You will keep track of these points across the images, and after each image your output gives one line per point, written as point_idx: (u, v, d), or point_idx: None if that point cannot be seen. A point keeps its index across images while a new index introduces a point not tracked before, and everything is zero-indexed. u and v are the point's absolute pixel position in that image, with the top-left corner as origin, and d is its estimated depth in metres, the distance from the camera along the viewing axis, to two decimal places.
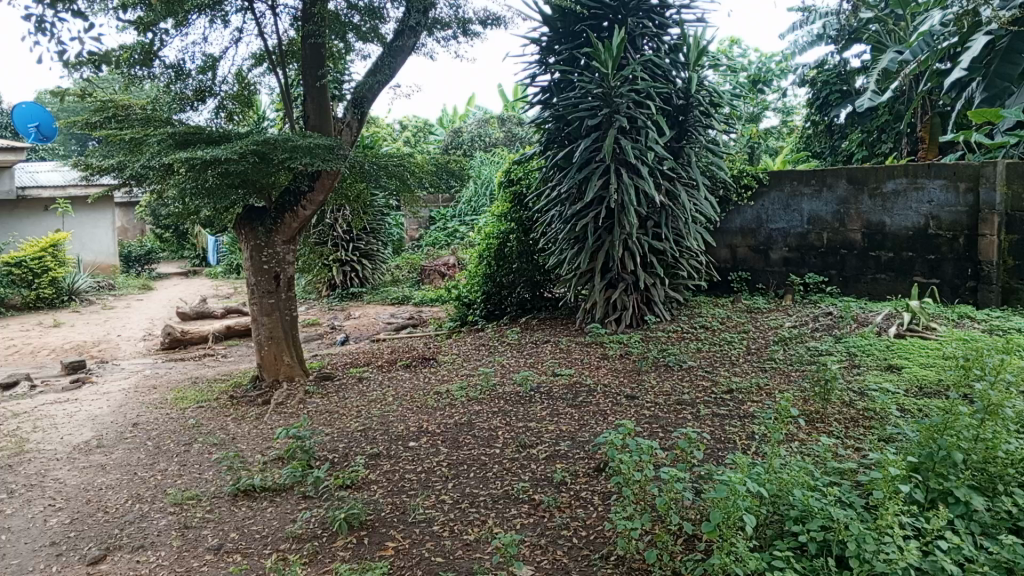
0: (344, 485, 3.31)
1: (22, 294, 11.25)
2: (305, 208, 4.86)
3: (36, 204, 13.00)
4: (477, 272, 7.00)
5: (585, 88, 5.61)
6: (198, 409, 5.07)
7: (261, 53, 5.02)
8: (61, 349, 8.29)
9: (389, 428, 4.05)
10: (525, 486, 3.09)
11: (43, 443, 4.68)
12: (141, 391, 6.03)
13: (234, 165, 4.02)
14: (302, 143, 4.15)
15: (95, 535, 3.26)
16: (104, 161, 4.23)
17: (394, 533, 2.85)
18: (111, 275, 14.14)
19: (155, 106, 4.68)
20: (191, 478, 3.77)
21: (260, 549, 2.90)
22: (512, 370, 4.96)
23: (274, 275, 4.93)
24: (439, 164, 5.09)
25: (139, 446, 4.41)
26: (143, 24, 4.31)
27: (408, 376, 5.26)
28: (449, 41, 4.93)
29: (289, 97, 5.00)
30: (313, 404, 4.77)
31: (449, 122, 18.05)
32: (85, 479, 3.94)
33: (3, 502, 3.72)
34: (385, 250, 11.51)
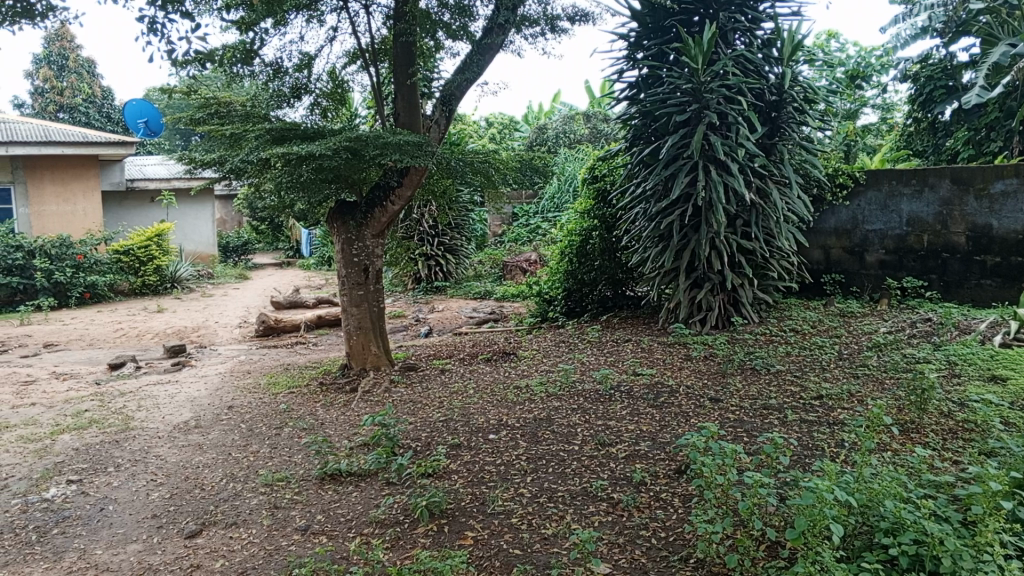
0: (426, 473, 3.39)
1: (129, 281, 11.94)
2: (394, 204, 4.97)
3: (143, 196, 13.74)
4: (559, 269, 7.03)
5: (674, 84, 5.54)
6: (289, 395, 5.28)
7: (354, 51, 5.18)
8: (164, 333, 8.77)
9: (469, 419, 4.12)
10: (604, 484, 3.08)
11: (147, 421, 4.96)
12: (236, 375, 6.32)
13: (328, 161, 4.15)
14: (393, 140, 4.25)
15: (192, 510, 3.44)
16: (207, 156, 4.45)
17: (473, 523, 2.89)
18: (210, 264, 14.82)
19: (254, 104, 4.90)
20: (281, 460, 3.93)
21: (345, 531, 3.00)
22: (593, 368, 4.95)
23: (363, 267, 5.06)
24: (524, 161, 5.11)
25: (234, 428, 4.62)
26: (245, 24, 4.49)
27: (490, 370, 5.32)
28: (537, 38, 4.95)
29: (380, 94, 5.12)
30: (397, 393, 4.89)
31: (534, 118, 18.13)
32: (185, 457, 4.16)
33: (111, 475, 3.97)
34: (469, 246, 11.66)
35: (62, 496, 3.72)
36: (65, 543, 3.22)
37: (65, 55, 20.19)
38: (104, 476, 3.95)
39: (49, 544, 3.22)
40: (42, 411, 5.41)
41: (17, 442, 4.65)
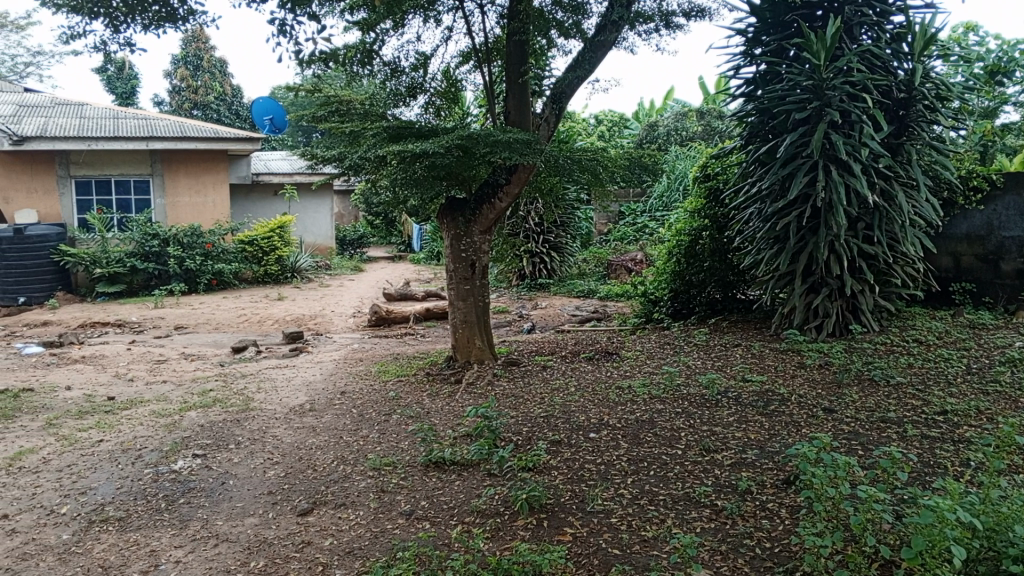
0: (526, 467, 3.42)
1: (252, 270, 12.62)
2: (502, 200, 4.97)
3: (267, 190, 14.45)
4: (666, 270, 6.94)
5: (794, 80, 5.35)
6: (397, 383, 5.45)
7: (468, 50, 5.28)
8: (283, 320, 9.22)
9: (571, 417, 4.13)
10: (707, 490, 3.02)
11: (265, 403, 5.24)
12: (349, 362, 6.58)
13: (440, 159, 4.24)
14: (502, 138, 4.26)
15: (305, 489, 3.61)
16: (328, 152, 4.67)
17: (572, 520, 2.90)
18: (327, 256, 15.45)
19: (372, 103, 5.09)
20: (389, 446, 4.06)
21: (447, 519, 3.07)
22: (699, 371, 4.85)
23: (470, 262, 5.14)
24: (633, 159, 5.05)
25: (345, 413, 4.81)
26: (366, 25, 4.66)
27: (592, 368, 5.31)
28: (651, 34, 4.89)
29: (491, 92, 5.19)
30: (500, 386, 4.97)
31: (645, 116, 17.88)
32: (299, 438, 4.37)
33: (232, 451, 4.22)
34: (574, 243, 11.65)
35: (188, 468, 3.99)
36: (190, 513, 3.45)
37: (200, 55, 21.29)
38: (226, 452, 4.21)
39: (177, 513, 3.46)
40: (172, 389, 5.81)
41: (151, 416, 5.02)
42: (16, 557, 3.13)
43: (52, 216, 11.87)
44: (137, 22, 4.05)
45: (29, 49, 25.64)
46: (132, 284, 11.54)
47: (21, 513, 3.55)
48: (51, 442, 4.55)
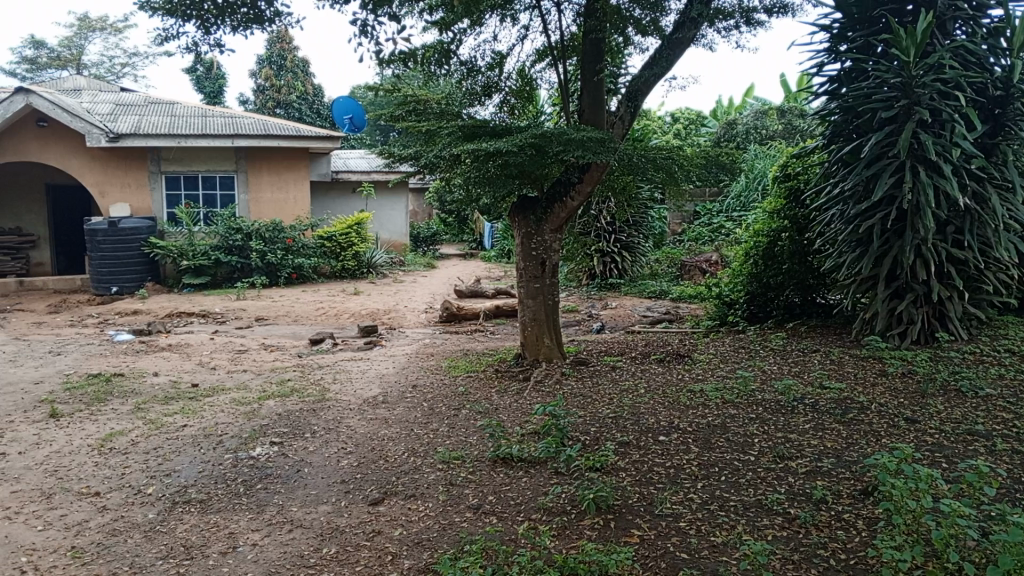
0: (594, 467, 3.42)
1: (330, 265, 12.95)
2: (573, 199, 4.96)
3: (345, 187, 14.80)
4: (744, 271, 6.80)
5: (881, 77, 5.16)
6: (467, 378, 5.52)
7: (544, 48, 5.30)
8: (358, 314, 9.43)
9: (640, 419, 4.09)
10: (780, 498, 2.96)
11: (340, 394, 5.38)
12: (421, 356, 6.69)
13: (514, 157, 4.26)
14: (576, 136, 4.24)
15: (377, 479, 3.69)
16: (404, 151, 4.76)
17: (640, 522, 2.88)
18: (401, 253, 15.71)
19: (448, 102, 5.16)
20: (458, 440, 4.11)
21: (515, 515, 3.10)
22: (774, 377, 4.74)
23: (540, 261, 5.15)
24: (710, 157, 4.96)
25: (416, 406, 4.90)
26: (444, 25, 4.73)
27: (663, 371, 5.25)
28: (731, 31, 4.80)
29: (566, 91, 5.19)
30: (568, 385, 4.96)
31: (723, 114, 17.55)
32: (372, 429, 4.47)
33: (307, 440, 4.34)
34: (646, 243, 11.53)
35: (265, 455, 4.13)
36: (267, 498, 3.57)
37: (284, 55, 22.05)
38: (302, 441, 4.33)
39: (254, 497, 3.59)
40: (252, 378, 6.03)
41: (232, 403, 5.22)
42: (107, 532, 3.31)
43: (143, 210, 12.41)
44: (226, 24, 4.21)
45: (125, 51, 26.95)
46: (217, 277, 12.02)
47: (112, 491, 3.74)
48: (140, 425, 4.78)
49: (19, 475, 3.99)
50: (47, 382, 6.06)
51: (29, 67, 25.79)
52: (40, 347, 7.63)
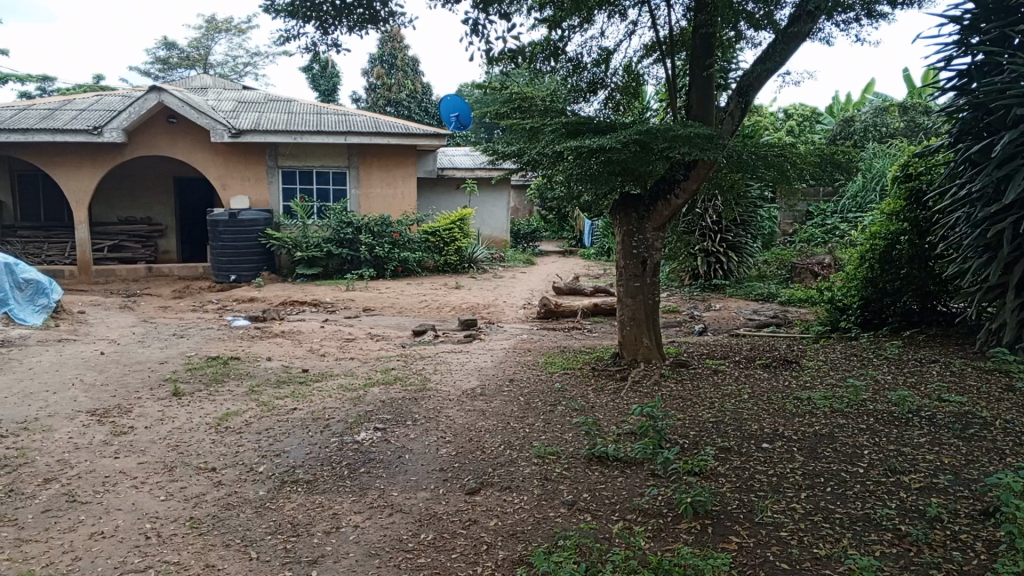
0: (692, 471, 3.36)
1: (433, 259, 13.22)
2: (677, 197, 4.87)
3: (450, 183, 15.09)
4: (858, 275, 6.50)
5: (1017, 71, 4.82)
6: (564, 375, 5.53)
7: (652, 44, 5.25)
8: (459, 307, 9.60)
9: (742, 424, 3.99)
10: (890, 513, 2.82)
11: (440, 384, 5.51)
12: (519, 351, 6.75)
13: (617, 154, 4.24)
14: (682, 133, 4.14)
15: (473, 469, 3.76)
16: (508, 148, 4.80)
17: (738, 529, 2.82)
18: (502, 248, 15.84)
19: (554, 99, 5.19)
20: (554, 436, 4.13)
21: (609, 514, 3.09)
22: (888, 387, 4.51)
23: (642, 259, 5.09)
24: (824, 155, 4.77)
25: (513, 400, 4.95)
26: (552, 22, 4.75)
27: (768, 376, 5.09)
28: (851, 24, 4.59)
29: (674, 87, 5.11)
30: (667, 387, 4.89)
31: (840, 111, 16.82)
32: (470, 421, 4.55)
33: (409, 428, 4.47)
34: (754, 244, 11.19)
35: (369, 440, 4.28)
36: (369, 481, 3.70)
37: (395, 54, 22.63)
38: (404, 428, 4.46)
39: (357, 480, 3.73)
40: (358, 365, 6.25)
41: (339, 389, 5.43)
42: (222, 506, 3.51)
43: (261, 202, 13.06)
44: (343, 25, 4.37)
45: (248, 51, 28.42)
46: (327, 268, 12.50)
47: (227, 467, 3.97)
48: (253, 407, 5.05)
49: (144, 449, 4.29)
50: (172, 363, 6.48)
51: (161, 67, 27.61)
52: (166, 329, 8.17)
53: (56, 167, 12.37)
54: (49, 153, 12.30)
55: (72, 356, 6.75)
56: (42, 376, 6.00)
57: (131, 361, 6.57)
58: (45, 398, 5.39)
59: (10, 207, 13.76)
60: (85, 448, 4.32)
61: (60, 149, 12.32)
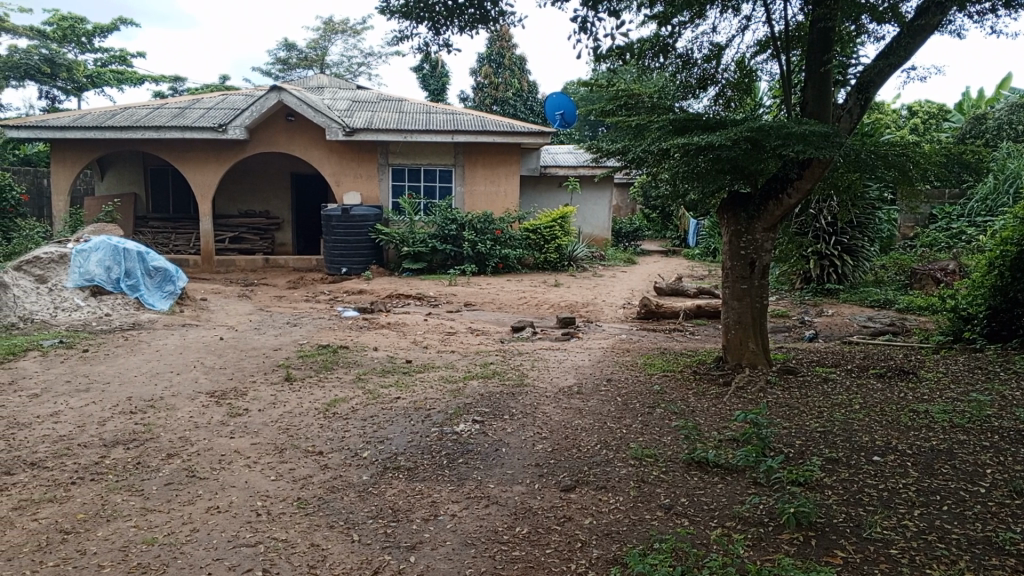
0: (796, 481, 3.26)
1: (534, 256, 13.26)
2: (790, 197, 4.70)
3: (553, 181, 15.12)
4: (986, 283, 6.09)
5: None
6: (663, 377, 5.44)
7: (767, 39, 5.11)
8: (558, 305, 9.62)
9: (852, 435, 3.83)
10: (1015, 538, 2.64)
11: (538, 380, 5.55)
12: (617, 351, 6.70)
13: (727, 151, 4.14)
14: (797, 130, 3.99)
15: (569, 466, 3.77)
16: (612, 146, 4.78)
17: (844, 543, 2.71)
18: (603, 247, 15.73)
19: (662, 95, 5.12)
20: (651, 438, 4.08)
21: (707, 520, 3.03)
22: (1017, 404, 4.20)
23: (749, 261, 4.95)
24: (951, 155, 4.49)
25: (611, 399, 4.92)
26: (662, 18, 4.68)
27: (882, 387, 4.83)
28: (986, 16, 4.30)
29: (789, 83, 4.94)
30: (772, 395, 4.75)
31: (972, 108, 15.78)
32: (566, 418, 4.56)
33: (506, 422, 4.52)
34: (871, 247, 10.66)
35: (468, 432, 4.36)
36: (467, 472, 3.78)
37: (503, 54, 22.79)
38: (501, 422, 4.52)
39: (456, 470, 3.81)
40: (459, 358, 6.38)
41: (440, 380, 5.57)
42: (327, 488, 3.66)
43: (371, 198, 13.49)
44: (454, 25, 4.47)
45: (362, 52, 29.43)
46: (432, 263, 12.79)
47: (332, 452, 4.14)
48: (359, 394, 5.23)
49: (258, 430, 4.53)
50: (284, 349, 6.80)
51: (282, 67, 28.99)
52: (281, 317, 8.59)
53: (184, 163, 13.19)
54: (179, 150, 13.12)
55: (195, 340, 7.20)
56: (168, 358, 6.44)
57: (247, 346, 6.94)
58: (170, 378, 5.77)
59: (143, 199, 14.81)
60: (205, 427, 4.61)
61: (188, 146, 13.12)
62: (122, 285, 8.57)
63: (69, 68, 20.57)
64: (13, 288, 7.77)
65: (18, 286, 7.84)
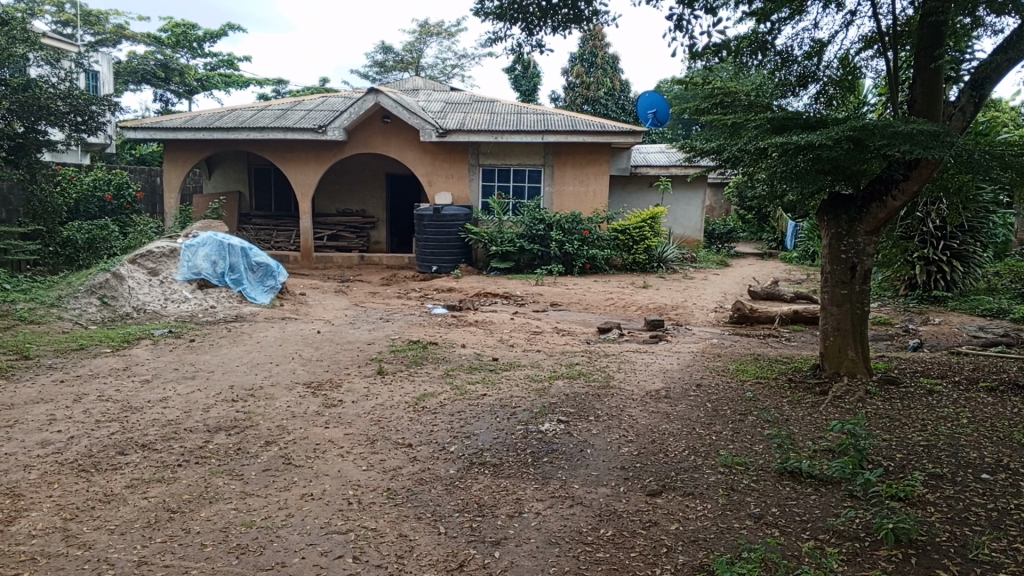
0: (896, 496, 3.12)
1: (623, 257, 13.14)
2: (895, 199, 4.50)
3: (643, 181, 14.95)
4: None
5: None
6: (756, 384, 5.30)
7: (873, 35, 4.92)
8: (647, 307, 9.51)
9: (958, 451, 3.64)
10: None
11: (625, 383, 5.51)
12: (708, 356, 6.57)
13: (828, 151, 4.00)
14: (903, 129, 3.82)
15: (655, 471, 3.73)
16: (706, 145, 4.69)
17: (947, 563, 2.60)
18: (695, 248, 15.44)
19: (760, 93, 4.99)
20: (742, 446, 3.99)
21: (799, 532, 2.95)
22: None
23: (850, 265, 4.77)
24: None
25: (700, 405, 4.84)
26: (760, 14, 4.58)
27: (993, 402, 4.56)
28: None
29: (896, 80, 4.73)
30: (871, 406, 4.56)
31: None
32: (653, 422, 4.51)
33: (591, 423, 4.52)
34: (984, 253, 10.07)
35: (553, 431, 4.37)
36: (551, 472, 3.79)
37: (595, 53, 22.73)
38: (586, 423, 4.52)
39: (540, 469, 3.83)
40: (546, 358, 6.41)
41: (526, 379, 5.62)
42: (415, 480, 3.76)
43: (462, 198, 13.68)
44: (548, 25, 4.50)
45: (456, 53, 29.89)
46: (520, 262, 12.87)
47: (421, 445, 4.24)
48: (447, 390, 5.33)
49: (351, 421, 4.68)
50: (377, 344, 7.00)
51: (379, 70, 29.79)
52: (374, 313, 8.84)
53: (286, 163, 13.73)
54: (281, 150, 13.66)
55: (294, 332, 7.51)
56: (267, 349, 6.73)
57: (342, 340, 7.19)
58: (269, 369, 6.04)
59: (247, 197, 15.51)
60: (301, 417, 4.80)
61: (289, 146, 13.65)
62: (227, 279, 8.97)
63: (181, 73, 21.74)
64: (128, 279, 8.37)
65: (132, 278, 8.38)
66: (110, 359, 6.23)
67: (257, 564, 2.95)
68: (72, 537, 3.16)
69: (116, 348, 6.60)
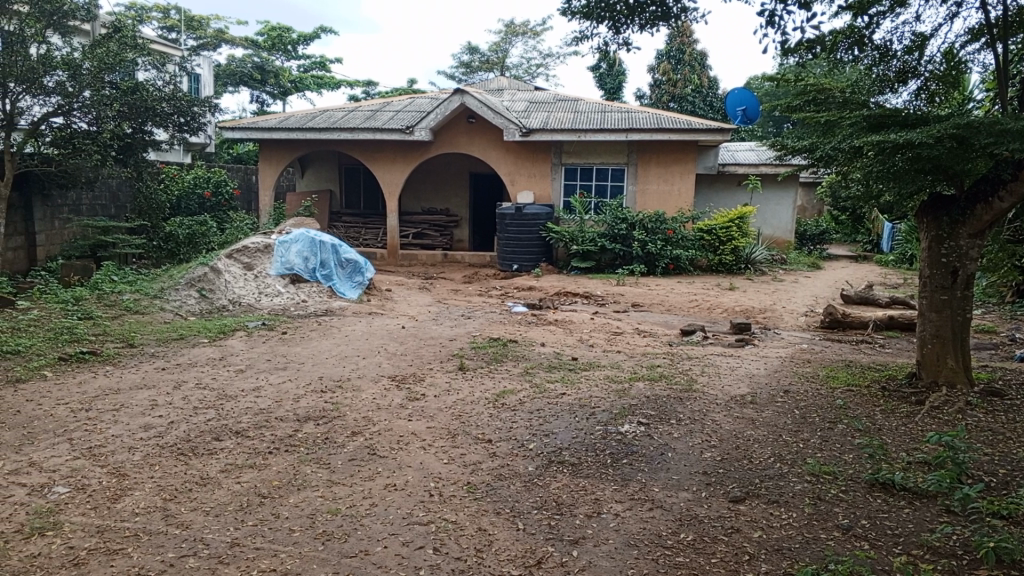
0: (998, 514, 2.97)
1: (708, 257, 12.89)
2: (1001, 200, 4.26)
3: (731, 180, 14.63)
4: None
5: None
6: (847, 392, 5.12)
7: (980, 27, 4.69)
8: (733, 310, 9.32)
9: None
10: None
11: (708, 387, 5.42)
12: (796, 361, 6.38)
13: (928, 149, 3.84)
14: (1012, 127, 3.61)
15: (739, 477, 3.66)
16: (799, 143, 4.56)
17: None
18: (784, 249, 15.00)
19: (857, 89, 4.82)
20: (830, 455, 3.88)
21: (891, 546, 2.85)
22: None
23: (952, 270, 4.55)
24: None
25: (787, 412, 4.72)
26: (858, 7, 4.44)
27: None
28: None
29: (1006, 74, 4.48)
30: (972, 418, 4.34)
31: None
32: (737, 428, 4.42)
33: (672, 426, 4.47)
34: None
35: (633, 433, 4.35)
36: (631, 473, 3.78)
37: (683, 49, 22.37)
38: (668, 426, 4.47)
39: (620, 471, 3.82)
40: (627, 359, 6.38)
41: (606, 379, 5.60)
42: (495, 476, 3.81)
43: (545, 197, 13.72)
44: (635, 22, 4.47)
45: (541, 53, 29.97)
46: (602, 262, 12.82)
47: (501, 441, 4.29)
48: (527, 387, 5.38)
49: (433, 415, 4.78)
50: (459, 340, 7.12)
51: (465, 70, 30.17)
52: (457, 310, 8.97)
53: (374, 163, 14.08)
54: (369, 149, 14.02)
55: (380, 327, 7.71)
56: (354, 343, 6.94)
57: (426, 336, 7.34)
58: (356, 362, 6.23)
59: (337, 196, 16.00)
60: (387, 409, 4.93)
61: (378, 146, 13.99)
62: (318, 274, 9.35)
63: (276, 75, 22.58)
64: (225, 273, 8.73)
65: (229, 272, 8.78)
66: (207, 349, 6.56)
67: (342, 550, 3.06)
68: (172, 516, 3.35)
69: (213, 338, 6.94)
